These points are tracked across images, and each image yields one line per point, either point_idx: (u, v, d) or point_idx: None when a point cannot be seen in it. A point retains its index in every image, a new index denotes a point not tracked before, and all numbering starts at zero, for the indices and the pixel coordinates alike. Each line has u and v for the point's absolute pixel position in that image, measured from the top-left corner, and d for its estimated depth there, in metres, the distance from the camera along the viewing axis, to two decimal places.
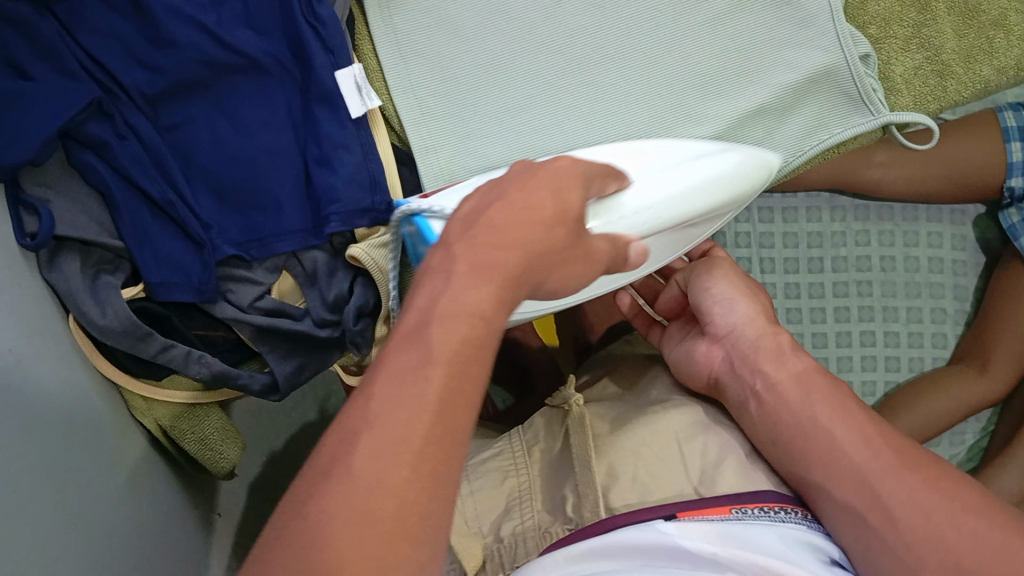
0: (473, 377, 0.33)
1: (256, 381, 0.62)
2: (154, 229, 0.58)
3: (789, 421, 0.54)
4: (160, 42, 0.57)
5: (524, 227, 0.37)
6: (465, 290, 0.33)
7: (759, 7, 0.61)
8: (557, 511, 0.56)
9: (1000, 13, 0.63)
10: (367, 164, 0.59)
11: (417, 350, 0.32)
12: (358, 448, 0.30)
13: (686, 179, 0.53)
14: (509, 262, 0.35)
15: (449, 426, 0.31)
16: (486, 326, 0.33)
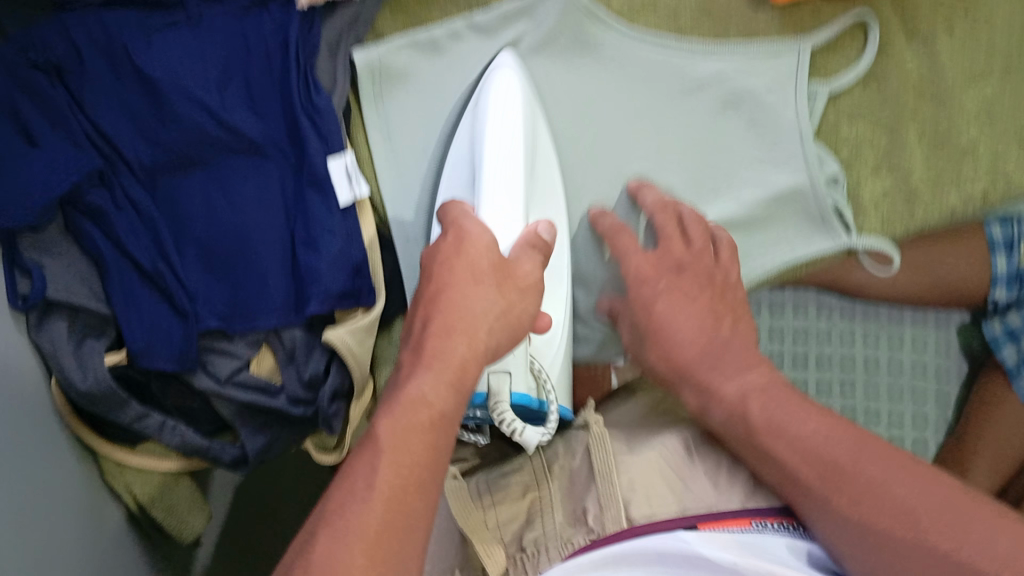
0: (423, 460, 0.42)
1: (226, 453, 0.63)
2: (140, 294, 0.59)
3: (790, 436, 0.50)
4: (165, 119, 0.59)
5: (469, 300, 0.46)
6: (413, 384, 0.44)
7: (735, 125, 0.65)
8: (578, 523, 0.52)
9: (970, 142, 0.66)
10: (349, 247, 0.62)
11: (368, 452, 0.42)
12: (321, 540, 0.39)
13: (510, 150, 0.57)
14: (450, 352, 0.45)
15: (398, 512, 0.40)
16: (438, 415, 0.43)
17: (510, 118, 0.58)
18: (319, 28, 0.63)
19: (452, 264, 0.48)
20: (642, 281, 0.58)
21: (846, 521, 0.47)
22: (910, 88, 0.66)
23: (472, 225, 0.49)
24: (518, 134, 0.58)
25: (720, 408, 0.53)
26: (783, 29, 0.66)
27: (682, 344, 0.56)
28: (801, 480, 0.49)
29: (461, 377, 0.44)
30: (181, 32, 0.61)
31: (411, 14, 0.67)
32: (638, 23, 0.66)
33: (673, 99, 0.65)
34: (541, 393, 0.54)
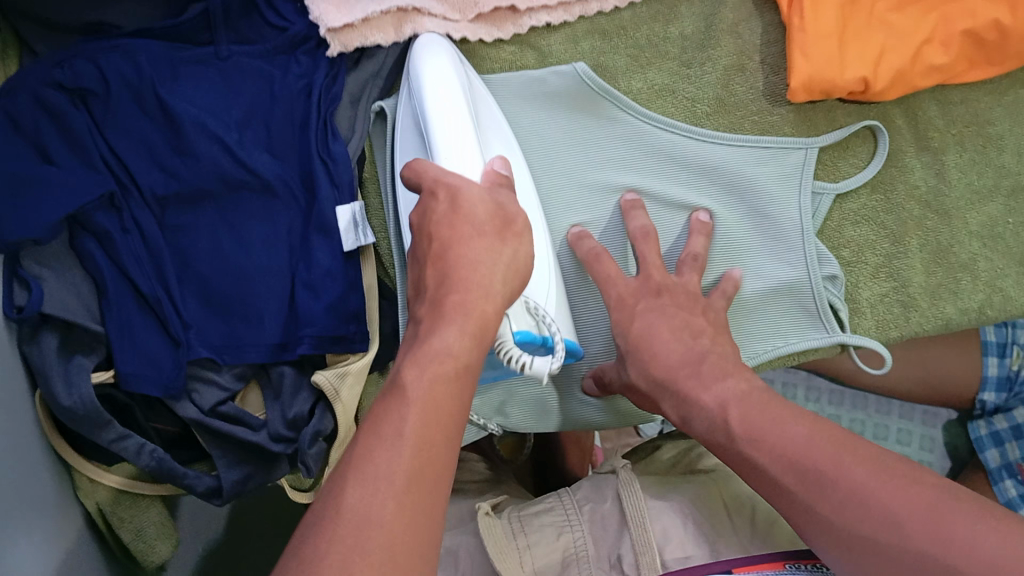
0: (451, 415, 0.40)
1: (201, 483, 0.63)
2: (137, 320, 0.60)
3: (760, 453, 0.49)
4: (181, 151, 0.60)
5: (477, 252, 0.44)
6: (438, 337, 0.41)
7: (741, 209, 0.66)
8: (615, 569, 0.61)
9: (969, 256, 0.67)
10: (348, 295, 0.62)
11: (394, 397, 0.39)
12: (349, 489, 0.36)
13: (454, 107, 0.56)
14: (475, 303, 0.43)
15: (442, 433, 0.39)
16: (463, 367, 0.41)
17: (447, 95, 0.57)
18: (344, 78, 0.65)
19: (451, 211, 0.46)
20: (621, 304, 0.59)
21: (826, 526, 0.46)
22: (916, 199, 0.67)
23: (470, 187, 0.47)
24: (457, 105, 0.56)
25: (702, 423, 0.52)
26: (798, 127, 0.67)
27: (660, 355, 0.56)
28: (782, 483, 0.48)
29: (484, 328, 0.42)
30: (209, 71, 0.62)
31: None
32: (653, 106, 0.67)
33: (681, 178, 0.66)
34: (542, 328, 0.50)
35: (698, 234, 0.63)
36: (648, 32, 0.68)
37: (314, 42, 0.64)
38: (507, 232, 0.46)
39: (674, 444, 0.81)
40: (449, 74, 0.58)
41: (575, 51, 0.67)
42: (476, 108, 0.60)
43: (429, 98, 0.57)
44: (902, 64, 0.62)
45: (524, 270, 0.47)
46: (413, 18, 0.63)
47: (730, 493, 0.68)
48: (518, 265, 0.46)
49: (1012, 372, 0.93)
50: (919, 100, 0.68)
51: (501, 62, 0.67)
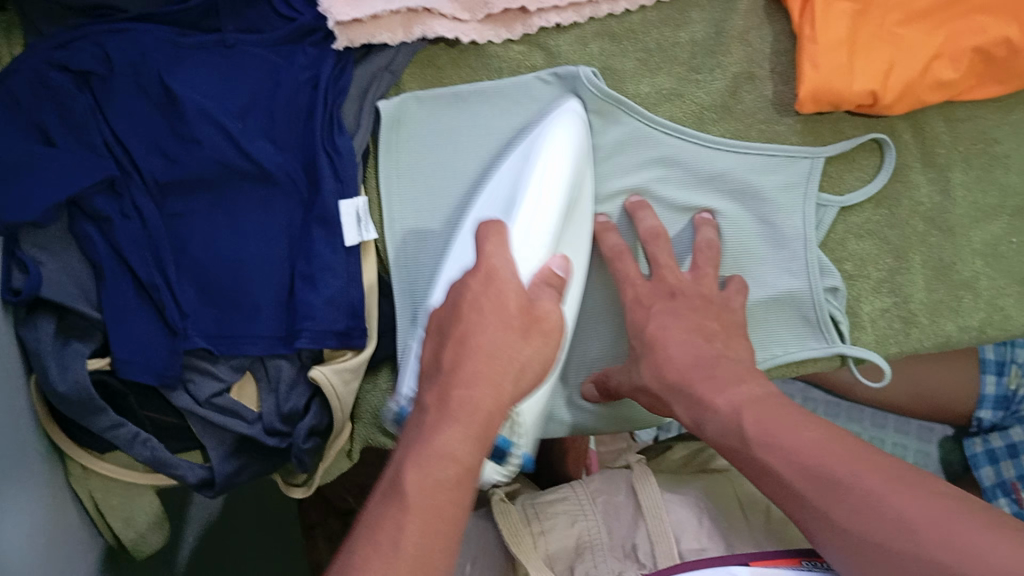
0: (446, 517, 0.42)
1: (193, 474, 0.62)
2: (133, 308, 0.59)
3: (771, 457, 0.50)
4: (183, 138, 0.60)
5: (486, 345, 0.46)
6: (440, 437, 0.44)
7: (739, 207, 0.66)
8: (626, 558, 0.64)
9: (972, 274, 0.67)
10: (347, 290, 0.62)
11: (396, 500, 0.42)
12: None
13: (546, 200, 0.57)
14: (477, 400, 0.45)
15: (440, 532, 0.42)
16: (462, 469, 0.43)
17: (548, 189, 0.58)
18: (352, 72, 0.64)
19: (474, 302, 0.48)
20: (637, 305, 0.61)
21: (839, 534, 0.46)
22: (920, 216, 0.67)
23: (510, 278, 0.49)
24: (558, 193, 0.58)
25: (711, 426, 0.54)
26: (804, 138, 0.66)
27: (675, 358, 0.57)
28: (795, 488, 0.49)
29: (485, 426, 0.45)
30: (212, 57, 0.61)
31: (444, 68, 0.66)
32: (660, 111, 0.66)
33: (684, 183, 0.66)
34: (512, 437, 0.57)
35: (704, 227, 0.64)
36: (657, 37, 0.67)
37: (322, 33, 0.63)
38: (524, 335, 0.48)
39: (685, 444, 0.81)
40: (568, 158, 0.59)
41: (583, 54, 0.66)
42: (575, 194, 0.61)
43: (531, 178, 0.58)
44: (913, 76, 0.62)
45: (539, 371, 0.49)
46: (423, 20, 0.63)
47: (742, 491, 0.69)
48: (533, 368, 0.48)
49: (1009, 391, 0.93)
50: (926, 114, 0.68)
51: (509, 61, 0.66)
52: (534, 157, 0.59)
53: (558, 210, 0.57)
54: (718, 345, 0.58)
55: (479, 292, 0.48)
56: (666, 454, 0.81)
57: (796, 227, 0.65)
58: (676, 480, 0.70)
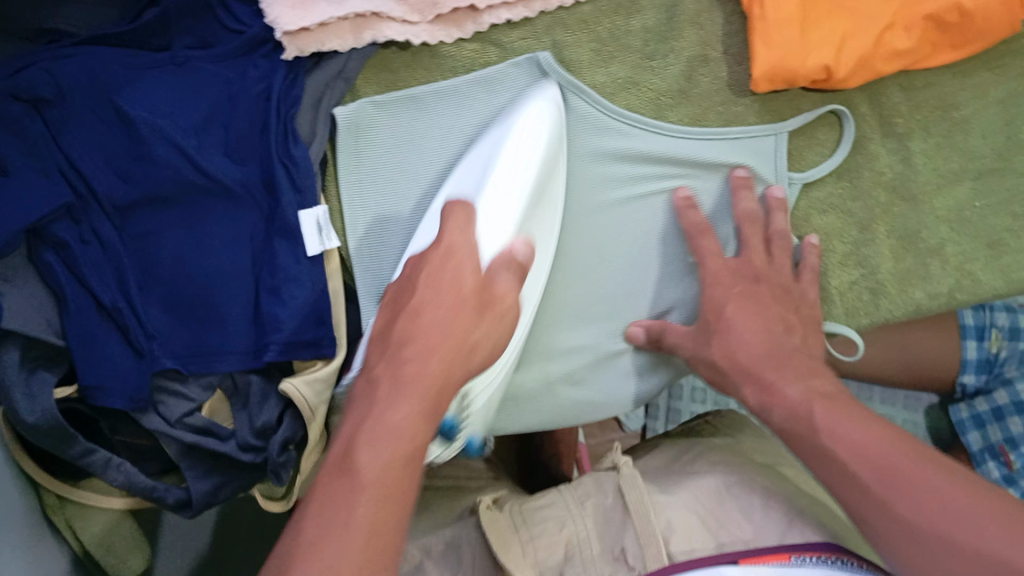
0: (404, 490, 0.43)
1: (171, 495, 0.62)
2: (98, 332, 0.58)
3: (831, 445, 0.51)
4: (139, 158, 0.59)
5: (434, 327, 0.48)
6: (391, 412, 0.44)
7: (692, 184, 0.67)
8: (616, 561, 0.61)
9: (938, 241, 0.67)
10: (314, 300, 0.61)
11: (348, 475, 0.43)
12: (304, 567, 0.40)
13: (515, 173, 0.59)
14: (431, 376, 0.47)
15: (388, 515, 0.42)
16: (416, 445, 0.44)
17: (525, 160, 0.60)
18: (304, 81, 0.63)
19: (427, 291, 0.50)
20: (717, 282, 0.63)
21: (893, 529, 0.47)
22: (882, 185, 0.67)
23: (466, 261, 0.52)
24: (527, 164, 0.60)
25: (779, 413, 0.55)
26: (762, 117, 0.67)
27: (746, 344, 0.60)
28: (860, 479, 0.49)
29: (433, 395, 0.46)
30: (165, 75, 0.61)
31: (398, 72, 0.65)
32: (618, 99, 0.66)
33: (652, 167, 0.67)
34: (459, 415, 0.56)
35: (743, 190, 0.66)
36: (608, 25, 0.65)
37: (272, 44, 0.63)
38: (473, 314, 0.50)
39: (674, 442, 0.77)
40: (541, 129, 0.61)
41: (538, 46, 0.65)
42: (552, 176, 0.63)
43: (501, 152, 0.60)
44: (867, 49, 0.61)
45: (490, 349, 0.51)
46: (373, 26, 0.62)
47: (736, 483, 0.66)
48: (483, 342, 0.50)
49: (991, 355, 0.94)
50: (884, 84, 0.67)
51: (463, 61, 0.65)
52: (505, 131, 0.61)
53: (529, 178, 0.59)
54: (793, 338, 0.61)
55: (429, 282, 0.51)
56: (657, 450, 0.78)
57: (776, 200, 0.66)
58: (673, 481, 0.68)
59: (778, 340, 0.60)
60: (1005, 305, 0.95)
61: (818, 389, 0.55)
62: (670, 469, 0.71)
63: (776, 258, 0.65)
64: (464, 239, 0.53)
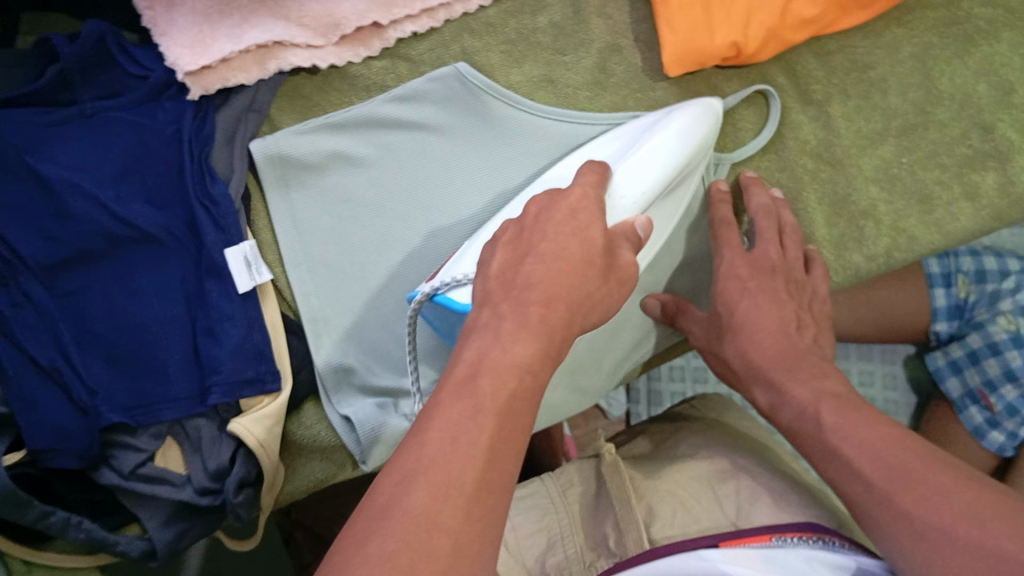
0: (523, 421, 0.38)
1: (134, 547, 0.62)
2: (38, 395, 0.57)
3: (845, 440, 0.50)
4: (58, 216, 0.59)
5: (559, 273, 0.43)
6: (516, 346, 0.40)
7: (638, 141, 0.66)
8: (597, 547, 0.59)
9: (870, 203, 0.67)
10: (251, 335, 0.61)
11: (466, 398, 0.38)
12: (420, 477, 0.35)
13: (649, 159, 0.57)
14: (559, 313, 0.42)
15: (509, 443, 0.37)
16: (530, 377, 0.39)
17: (663, 147, 0.58)
18: (214, 118, 0.63)
19: (547, 246, 0.44)
20: (734, 274, 0.61)
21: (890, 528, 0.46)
22: (808, 153, 0.68)
23: (596, 225, 0.46)
24: (663, 151, 0.58)
25: (790, 411, 0.55)
26: (682, 100, 0.67)
27: (760, 341, 0.58)
28: (869, 479, 0.48)
29: (542, 324, 0.41)
30: (76, 131, 0.60)
31: (312, 97, 0.66)
32: (535, 98, 0.67)
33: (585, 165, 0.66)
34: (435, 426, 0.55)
35: (754, 187, 0.65)
36: (516, 26, 0.67)
37: (177, 86, 0.63)
38: (598, 270, 0.45)
39: (658, 429, 0.75)
40: (684, 129, 0.59)
41: (446, 56, 0.66)
42: (687, 176, 0.61)
43: (650, 139, 0.59)
44: (773, 22, 0.62)
45: (600, 316, 0.46)
46: (276, 54, 0.63)
47: (715, 470, 0.64)
48: (598, 306, 0.45)
49: (960, 300, 0.95)
50: (797, 53, 0.68)
51: (375, 79, 0.66)
52: (665, 121, 0.60)
53: (663, 170, 0.58)
54: (806, 339, 0.59)
55: (561, 226, 0.46)
56: (638, 442, 0.75)
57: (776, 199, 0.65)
58: (657, 469, 0.66)
59: (793, 342, 0.58)
60: (969, 249, 0.95)
61: (825, 387, 0.54)
62: (655, 458, 0.69)
63: (789, 247, 0.64)
64: (588, 187, 0.50)
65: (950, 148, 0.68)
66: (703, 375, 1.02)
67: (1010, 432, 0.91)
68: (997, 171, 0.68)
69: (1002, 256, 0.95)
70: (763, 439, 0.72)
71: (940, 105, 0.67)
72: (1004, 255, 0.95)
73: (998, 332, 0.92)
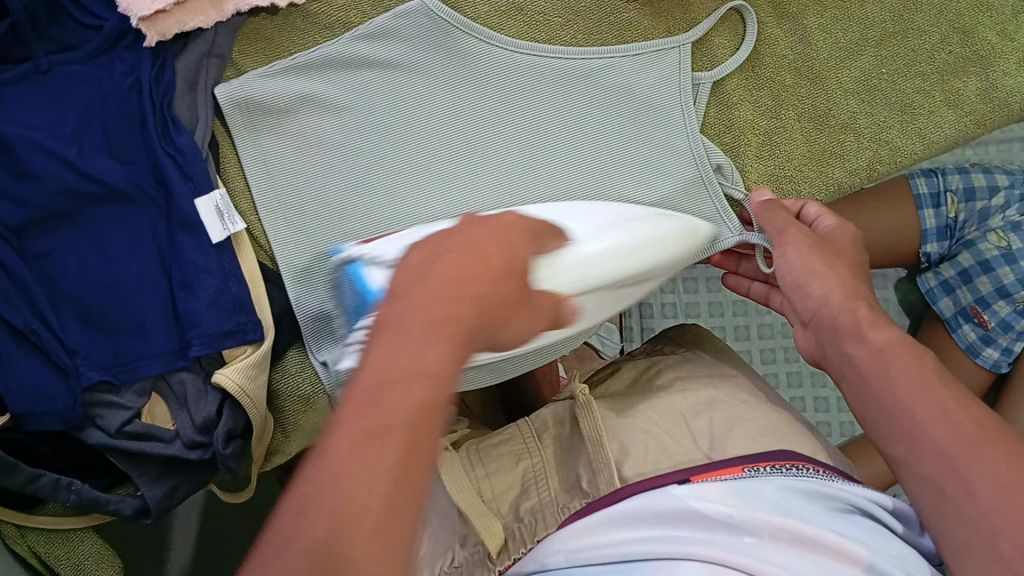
0: (431, 428, 0.31)
1: (126, 506, 0.61)
2: (17, 357, 0.57)
3: (893, 375, 0.47)
4: (22, 175, 0.57)
5: (464, 271, 0.36)
6: (426, 352, 0.32)
7: (626, 61, 0.65)
8: (572, 490, 0.59)
9: (849, 116, 0.66)
10: (228, 286, 0.60)
11: (372, 416, 0.30)
12: (328, 511, 0.29)
13: (628, 255, 0.55)
14: (463, 317, 0.34)
15: (417, 472, 0.30)
16: (443, 386, 0.32)
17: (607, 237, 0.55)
18: (173, 66, 0.61)
19: (456, 245, 0.38)
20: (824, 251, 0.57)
21: (921, 480, 0.44)
22: (786, 68, 0.66)
23: (519, 249, 0.41)
24: (638, 258, 0.56)
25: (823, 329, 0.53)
26: (656, 21, 0.66)
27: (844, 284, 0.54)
28: (909, 431, 0.45)
29: (457, 335, 0.33)
30: (34, 87, 0.59)
31: (274, 39, 0.64)
32: (506, 28, 0.64)
33: (574, 95, 0.65)
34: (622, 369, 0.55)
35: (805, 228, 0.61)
36: None
37: (132, 34, 0.60)
38: (517, 285, 0.39)
39: (633, 363, 0.75)
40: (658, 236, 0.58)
41: None
42: (644, 279, 0.57)
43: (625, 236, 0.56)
44: None
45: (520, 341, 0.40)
46: None
47: (691, 404, 0.64)
48: (518, 323, 0.39)
49: (950, 219, 0.93)
50: None
51: (337, 15, 0.64)
52: (633, 226, 0.58)
53: (635, 270, 0.55)
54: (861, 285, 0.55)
55: (484, 238, 0.40)
56: (615, 375, 0.74)
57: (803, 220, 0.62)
58: (629, 404, 0.66)
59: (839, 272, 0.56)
60: (957, 169, 0.94)
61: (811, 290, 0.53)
62: (632, 392, 0.69)
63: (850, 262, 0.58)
64: (514, 222, 0.44)
65: (930, 56, 0.67)
66: (695, 309, 1.01)
67: (1004, 348, 0.92)
68: (979, 76, 0.67)
69: (990, 172, 0.94)
70: (742, 368, 0.72)
71: (919, 11, 0.67)
72: (992, 171, 0.94)
73: (989, 249, 0.91)
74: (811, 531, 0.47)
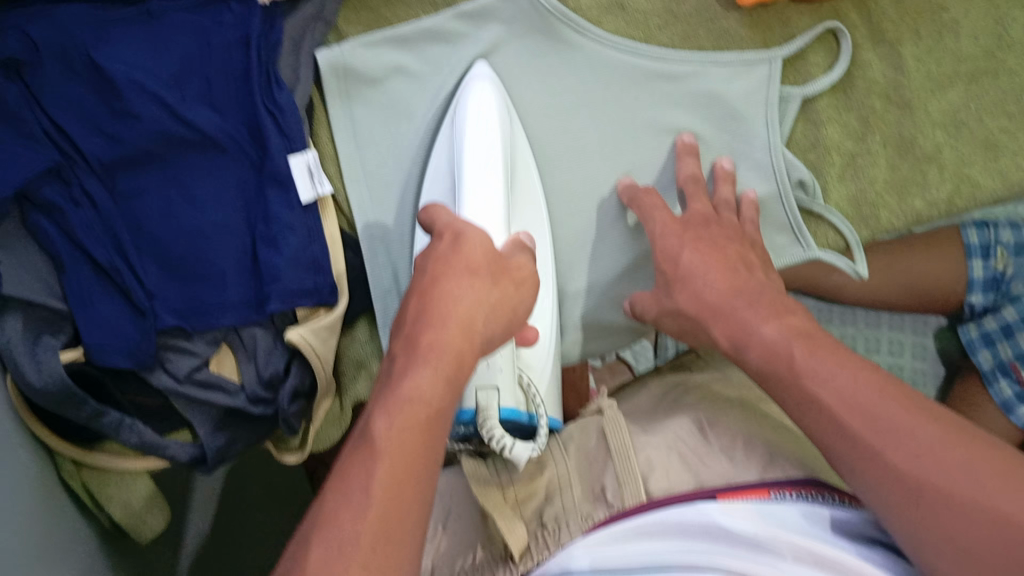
0: (423, 445, 0.40)
1: (184, 453, 0.62)
2: (97, 293, 0.58)
3: (816, 390, 0.48)
4: (122, 114, 0.58)
5: (462, 299, 0.44)
6: (406, 382, 0.41)
7: (715, 67, 0.66)
8: (596, 500, 0.58)
9: (934, 148, 0.68)
10: (310, 245, 0.61)
11: (364, 447, 0.40)
12: (328, 533, 0.37)
13: (488, 148, 0.58)
14: (441, 342, 0.43)
15: (410, 488, 0.39)
16: (433, 411, 0.41)
17: (486, 143, 0.58)
18: (281, 25, 0.62)
19: (434, 272, 0.46)
20: (668, 233, 0.60)
21: (886, 474, 0.45)
22: (877, 93, 0.68)
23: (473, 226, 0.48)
24: (495, 143, 0.58)
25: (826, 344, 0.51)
26: (753, 32, 0.66)
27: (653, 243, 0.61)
28: (844, 424, 0.47)
29: (459, 370, 0.43)
30: (141, 30, 0.59)
31: (377, 11, 0.66)
32: (605, 24, 0.66)
33: (659, 98, 0.66)
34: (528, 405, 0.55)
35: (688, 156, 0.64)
36: None
37: None
38: (495, 285, 0.46)
39: (661, 381, 0.75)
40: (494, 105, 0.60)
41: None
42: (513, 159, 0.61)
43: (469, 123, 0.59)
44: None
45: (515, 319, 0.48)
46: None
47: (716, 417, 0.63)
48: (507, 310, 0.47)
49: (998, 273, 0.92)
50: None
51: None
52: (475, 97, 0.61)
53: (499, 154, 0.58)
54: (757, 274, 0.57)
55: (442, 258, 0.47)
56: (641, 393, 0.75)
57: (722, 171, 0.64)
58: (654, 421, 0.66)
59: (740, 278, 0.57)
60: (1010, 221, 0.93)
61: None
62: (656, 410, 0.69)
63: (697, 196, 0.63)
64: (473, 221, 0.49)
65: (1018, 97, 0.69)
66: None
67: None
68: None
69: None
70: None
71: (1011, 51, 0.69)
72: None
73: None
74: (834, 555, 0.46)
